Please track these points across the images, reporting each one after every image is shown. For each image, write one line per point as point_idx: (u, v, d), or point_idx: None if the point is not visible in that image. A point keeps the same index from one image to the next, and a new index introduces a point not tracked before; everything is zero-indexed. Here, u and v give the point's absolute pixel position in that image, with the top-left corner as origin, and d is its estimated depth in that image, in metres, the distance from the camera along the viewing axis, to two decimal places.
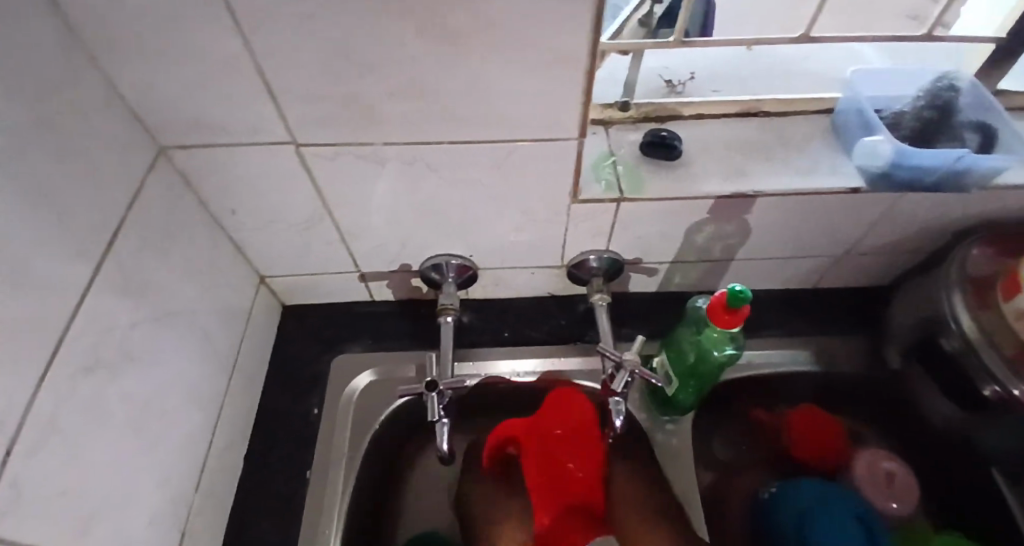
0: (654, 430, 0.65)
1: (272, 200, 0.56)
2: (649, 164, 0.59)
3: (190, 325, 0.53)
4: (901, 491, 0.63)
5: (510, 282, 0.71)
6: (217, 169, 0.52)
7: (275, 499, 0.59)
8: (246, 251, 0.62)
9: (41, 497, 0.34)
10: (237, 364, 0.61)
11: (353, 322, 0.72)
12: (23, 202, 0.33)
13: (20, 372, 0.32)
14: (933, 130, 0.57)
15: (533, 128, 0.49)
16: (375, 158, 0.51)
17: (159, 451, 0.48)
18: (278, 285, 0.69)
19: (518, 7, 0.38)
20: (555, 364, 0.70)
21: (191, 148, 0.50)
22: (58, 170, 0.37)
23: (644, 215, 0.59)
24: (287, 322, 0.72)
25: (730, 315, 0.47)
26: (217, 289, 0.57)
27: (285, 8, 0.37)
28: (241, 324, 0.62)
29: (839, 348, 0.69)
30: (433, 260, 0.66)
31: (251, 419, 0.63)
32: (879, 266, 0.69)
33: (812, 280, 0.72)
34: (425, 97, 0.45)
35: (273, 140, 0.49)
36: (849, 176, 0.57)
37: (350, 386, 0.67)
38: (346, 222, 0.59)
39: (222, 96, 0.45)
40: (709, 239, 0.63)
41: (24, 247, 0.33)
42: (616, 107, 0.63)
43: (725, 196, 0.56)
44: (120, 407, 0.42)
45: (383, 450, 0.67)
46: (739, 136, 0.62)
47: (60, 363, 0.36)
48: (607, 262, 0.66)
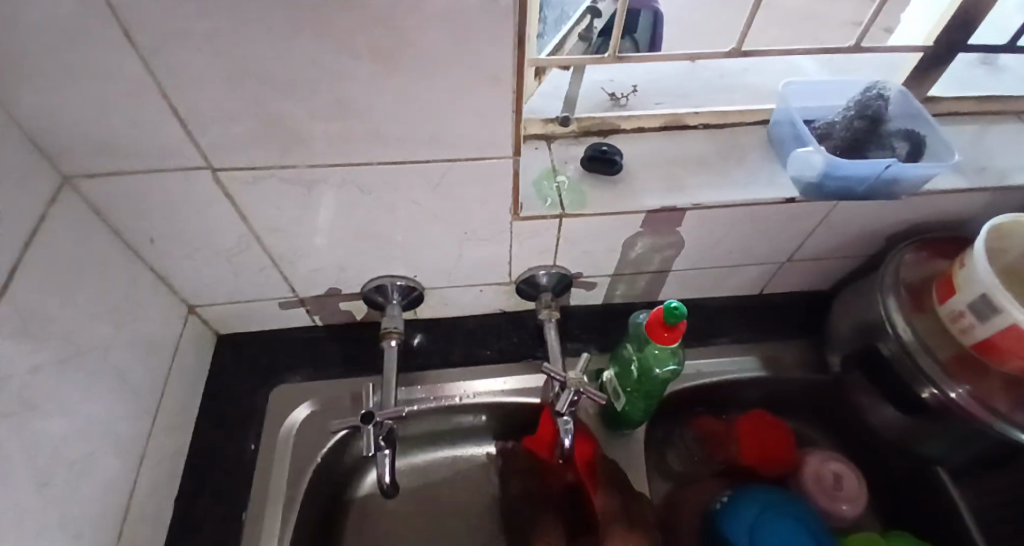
0: (608, 444, 0.65)
1: (195, 228, 0.53)
2: (591, 179, 0.59)
3: (106, 364, 0.49)
4: (850, 494, 0.64)
5: (458, 301, 0.69)
6: (130, 198, 0.49)
7: (209, 545, 0.55)
8: (172, 281, 0.59)
9: None
10: (164, 401, 0.57)
11: (295, 349, 0.69)
12: None
13: None
14: (863, 140, 0.58)
15: (466, 147, 0.48)
16: (302, 181, 0.49)
17: (72, 505, 0.44)
18: (211, 314, 0.65)
19: (438, 25, 0.37)
20: (506, 383, 0.68)
21: (100, 177, 0.46)
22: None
23: (586, 231, 0.58)
24: (223, 352, 0.68)
25: (669, 332, 0.46)
26: (137, 323, 0.54)
27: (186, 29, 0.35)
28: (167, 358, 0.58)
29: (785, 355, 0.70)
30: (376, 282, 0.63)
31: (181, 459, 0.59)
32: (819, 271, 0.70)
33: (757, 288, 0.73)
34: (349, 119, 0.43)
35: (188, 166, 0.46)
36: (784, 187, 0.58)
37: (290, 419, 0.64)
38: (279, 248, 0.57)
39: (127, 123, 0.42)
40: (652, 252, 0.63)
41: None
42: (558, 121, 0.62)
43: (664, 209, 0.56)
44: (25, 460, 0.39)
45: (326, 484, 0.64)
46: (679, 149, 0.62)
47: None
48: (555, 278, 0.66)
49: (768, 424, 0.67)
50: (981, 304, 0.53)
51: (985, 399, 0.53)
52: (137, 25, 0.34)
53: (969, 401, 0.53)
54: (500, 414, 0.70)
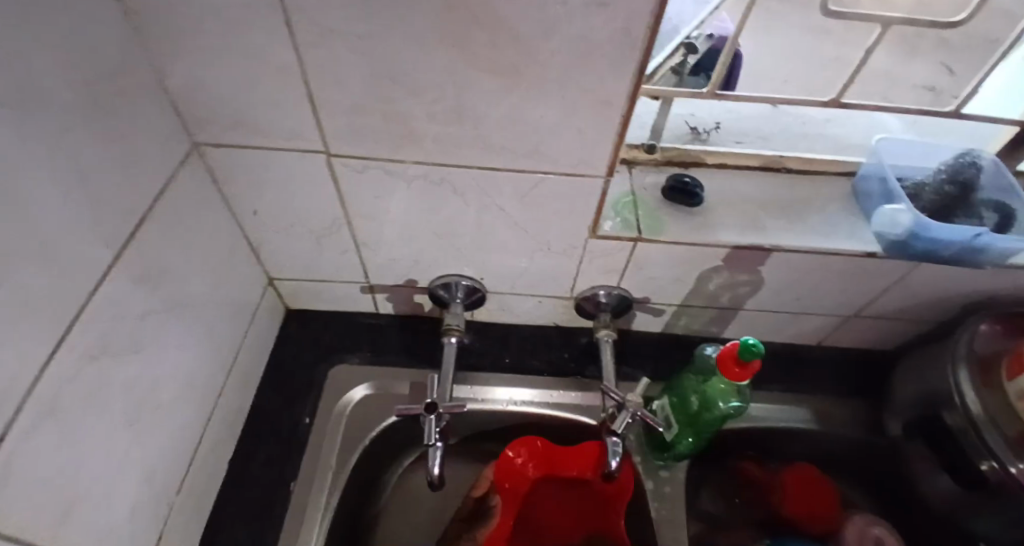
0: (648, 475, 0.64)
1: (294, 206, 0.56)
2: (669, 208, 0.60)
3: (199, 319, 0.52)
4: None
5: (518, 308, 0.71)
6: (245, 169, 0.52)
7: (254, 507, 0.57)
8: (259, 252, 0.62)
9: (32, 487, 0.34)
10: (236, 363, 0.60)
11: (356, 331, 0.72)
12: (57, 186, 0.34)
13: (19, 351, 0.32)
14: (951, 205, 0.58)
15: (562, 163, 0.50)
16: (402, 175, 0.52)
17: (153, 446, 0.47)
18: (286, 288, 0.68)
19: (565, 48, 0.39)
20: (555, 396, 0.69)
21: (224, 147, 0.50)
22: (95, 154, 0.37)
23: (660, 258, 0.59)
24: (289, 325, 0.72)
25: (741, 369, 0.47)
26: (226, 285, 0.57)
27: (343, 24, 0.38)
28: (245, 322, 0.62)
29: (838, 410, 0.69)
30: (445, 279, 0.66)
31: (241, 420, 0.62)
32: (884, 331, 0.69)
33: (816, 338, 0.72)
34: (463, 123, 0.46)
35: (305, 148, 0.49)
36: (864, 241, 0.58)
37: (345, 397, 0.66)
38: (363, 234, 0.60)
39: (263, 102, 0.45)
40: (719, 287, 0.63)
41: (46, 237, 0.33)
42: (643, 148, 0.63)
43: (743, 247, 0.56)
44: (120, 397, 0.42)
45: (372, 466, 0.66)
46: (761, 190, 0.63)
47: (68, 348, 0.36)
48: (616, 299, 0.67)
49: (813, 478, 0.66)
50: None
51: None
52: (299, 15, 0.37)
53: None
54: (542, 426, 0.70)
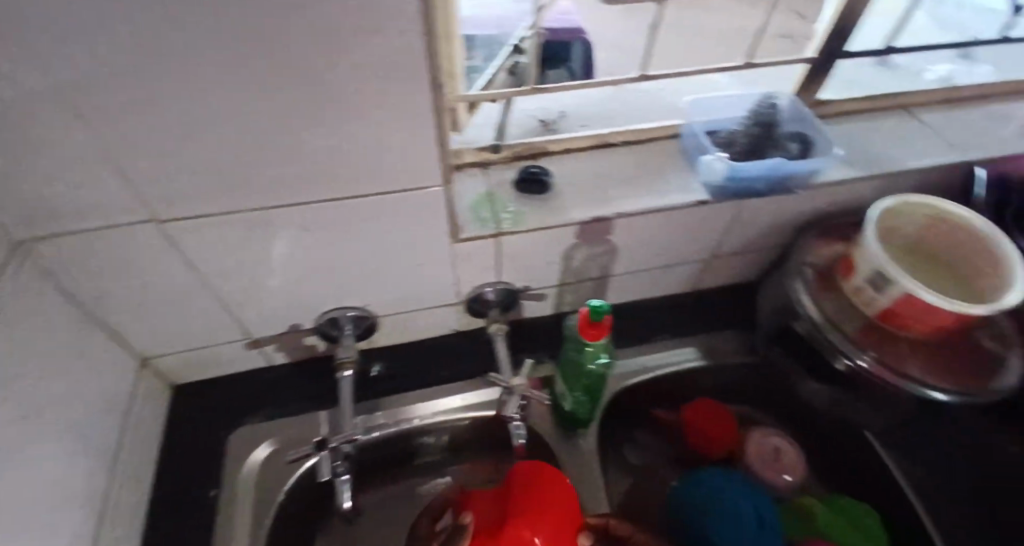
0: (563, 449, 0.67)
1: (144, 279, 0.55)
2: (522, 199, 0.63)
3: (63, 419, 0.50)
4: (790, 464, 0.69)
5: (413, 325, 0.72)
6: (75, 255, 0.50)
7: None
8: (122, 334, 0.60)
9: None
10: (121, 454, 0.57)
11: (254, 389, 0.70)
12: None
13: None
14: (759, 144, 0.64)
15: (398, 179, 0.51)
16: (244, 224, 0.52)
17: None
18: (167, 364, 0.66)
19: (356, 75, 0.41)
20: (463, 399, 0.71)
21: (44, 238, 0.48)
22: None
23: (523, 246, 0.62)
24: (182, 400, 0.69)
25: (596, 329, 0.51)
26: (90, 377, 0.54)
27: (123, 93, 0.38)
28: (122, 410, 0.59)
29: (722, 344, 0.76)
30: (329, 315, 0.66)
31: (144, 509, 0.59)
32: (743, 265, 0.77)
33: (693, 285, 0.79)
34: (287, 162, 0.47)
35: (133, 219, 0.48)
36: (696, 191, 0.64)
37: (250, 459, 0.65)
38: (228, 291, 0.59)
39: (69, 184, 0.44)
40: (585, 260, 0.68)
41: None
42: (490, 148, 0.66)
43: (593, 220, 0.61)
44: None
45: (295, 517, 0.65)
46: (604, 164, 0.68)
47: None
48: (501, 294, 0.70)
49: (713, 409, 0.71)
50: (875, 277, 0.58)
51: (892, 364, 0.58)
52: (73, 92, 0.37)
53: (878, 366, 0.59)
54: (460, 430, 0.72)
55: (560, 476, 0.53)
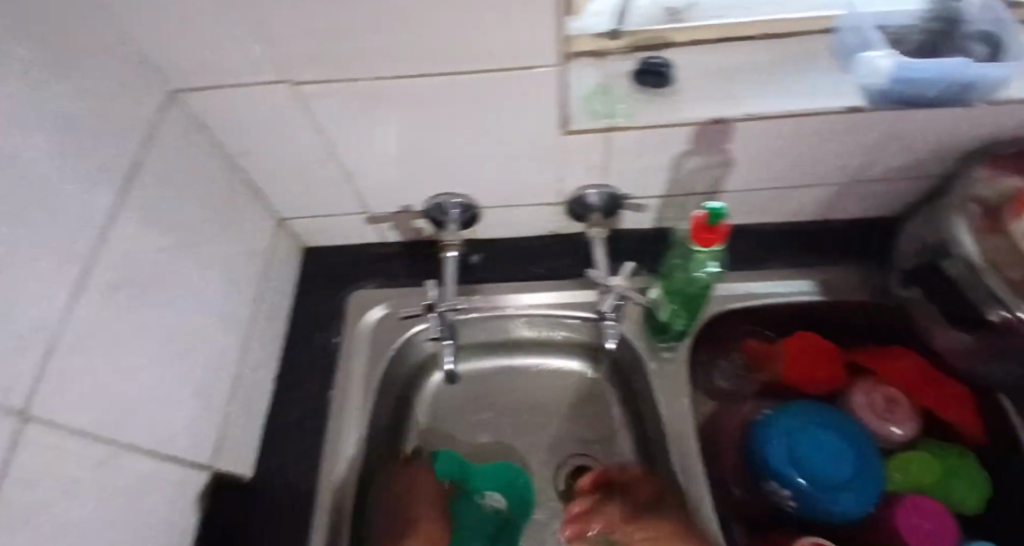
0: (652, 358, 0.67)
1: (283, 142, 0.60)
2: (641, 93, 0.58)
3: (217, 257, 0.58)
4: (901, 416, 0.64)
5: (512, 221, 0.74)
6: (223, 111, 0.55)
7: (299, 418, 0.66)
8: (262, 194, 0.67)
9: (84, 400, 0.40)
10: (262, 297, 0.67)
11: (366, 261, 0.77)
12: None
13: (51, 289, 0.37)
14: (935, 43, 0.58)
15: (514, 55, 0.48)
16: (365, 95, 0.53)
17: (194, 368, 0.53)
18: (297, 227, 0.74)
19: None
20: (556, 297, 0.73)
21: (202, 91, 0.53)
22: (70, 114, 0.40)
23: (636, 145, 0.59)
24: (307, 262, 0.77)
25: (710, 234, 0.47)
26: (239, 226, 0.63)
27: None
28: (263, 261, 0.68)
29: (842, 278, 0.70)
30: (436, 200, 0.69)
31: (279, 343, 0.70)
32: (884, 194, 0.68)
33: (819, 213, 0.72)
34: (407, 31, 0.46)
35: (272, 80, 0.52)
36: (848, 97, 0.56)
37: (365, 317, 0.72)
38: (350, 161, 0.63)
39: (220, 39, 0.47)
40: (700, 169, 0.63)
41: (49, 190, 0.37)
42: (609, 35, 0.61)
43: (721, 121, 0.55)
44: (154, 323, 0.48)
45: (398, 375, 0.74)
46: (740, 59, 0.61)
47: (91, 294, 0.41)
48: (604, 199, 0.68)
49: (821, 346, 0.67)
50: None
51: None
52: None
53: None
54: (549, 325, 0.75)
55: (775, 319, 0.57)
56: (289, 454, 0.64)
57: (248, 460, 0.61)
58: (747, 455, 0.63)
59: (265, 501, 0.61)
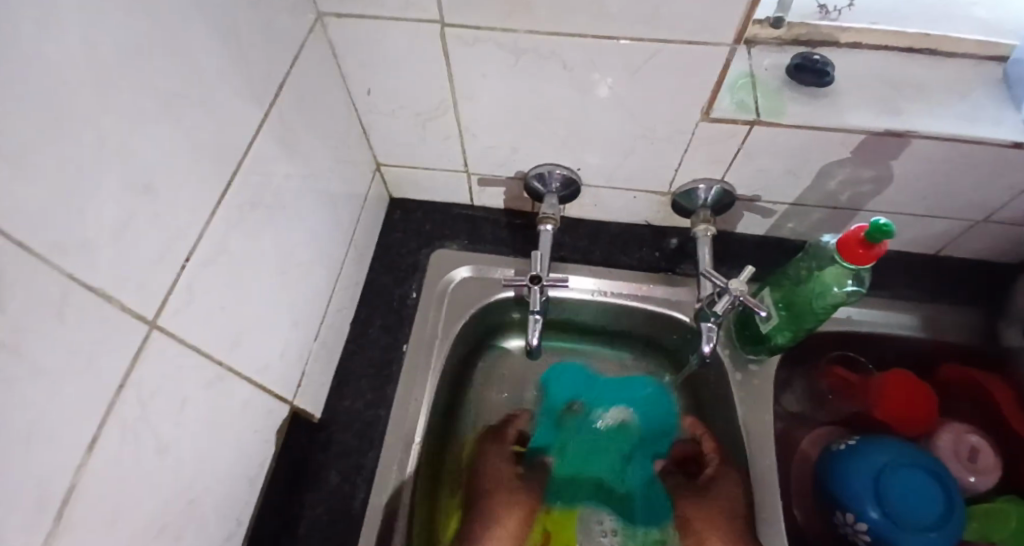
0: (736, 368, 0.66)
1: (407, 85, 0.58)
2: (792, 90, 0.55)
3: (324, 192, 0.57)
4: (985, 466, 0.61)
5: (611, 204, 0.71)
6: (360, 42, 0.53)
7: (372, 366, 0.64)
8: (369, 135, 0.65)
9: (207, 311, 0.39)
10: (354, 240, 0.66)
11: (453, 221, 0.75)
12: (215, 35, 0.37)
13: (197, 191, 0.37)
14: None
15: (686, 29, 0.46)
16: (512, 48, 0.51)
17: (294, 298, 0.53)
18: (391, 175, 0.72)
19: None
20: (645, 288, 0.71)
21: (346, 18, 0.51)
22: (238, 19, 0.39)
23: (775, 144, 0.56)
24: (393, 212, 0.76)
25: (864, 251, 0.45)
26: (345, 163, 0.61)
27: None
28: (359, 202, 0.66)
29: (946, 319, 0.67)
30: (540, 169, 0.66)
31: (360, 289, 0.69)
32: (1010, 239, 0.65)
33: (934, 247, 0.69)
34: None
35: (422, 18, 0.49)
36: (1012, 130, 0.52)
37: (448, 276, 0.71)
38: (467, 115, 0.61)
39: None
40: (841, 184, 0.61)
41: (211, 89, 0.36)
42: (768, 23, 0.57)
43: (888, 134, 0.52)
44: (270, 245, 0.47)
45: (468, 341, 0.73)
46: (900, 72, 0.57)
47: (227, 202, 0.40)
48: (716, 195, 0.65)
49: (912, 384, 0.65)
50: None
51: None
52: None
53: None
54: (631, 316, 0.73)
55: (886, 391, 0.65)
56: (360, 399, 0.62)
57: (321, 399, 0.60)
58: (819, 481, 0.63)
59: (333, 442, 0.60)
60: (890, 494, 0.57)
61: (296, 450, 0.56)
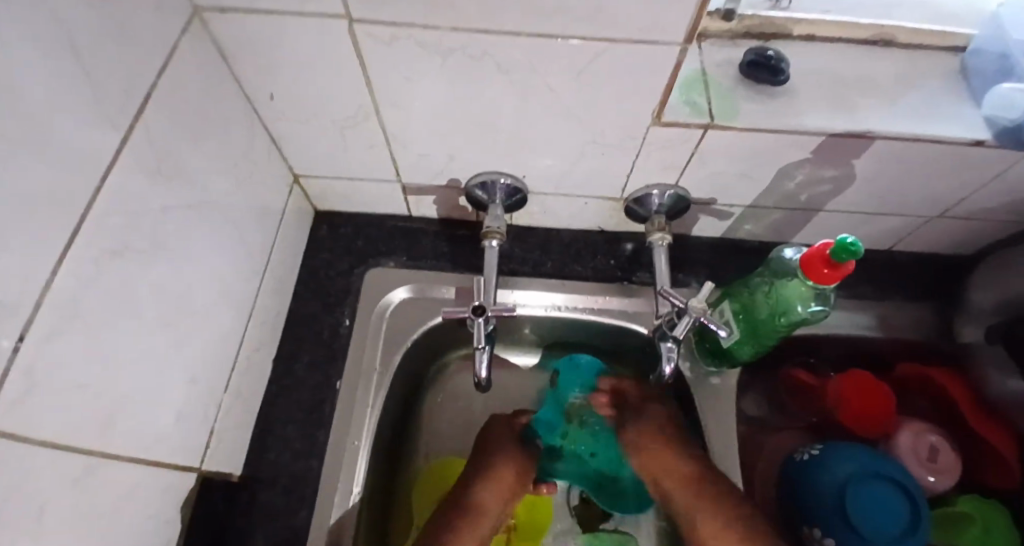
0: (697, 381, 0.63)
1: (318, 89, 0.50)
2: (747, 89, 0.51)
3: (224, 219, 0.48)
4: (945, 467, 0.61)
5: (561, 211, 0.66)
6: (253, 41, 0.45)
7: (300, 409, 0.58)
8: (281, 145, 0.57)
9: (63, 395, 0.31)
10: (270, 267, 0.58)
11: (389, 235, 0.68)
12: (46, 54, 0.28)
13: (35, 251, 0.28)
14: None
15: (634, 27, 0.40)
16: (436, 47, 0.44)
17: (190, 350, 0.45)
18: (313, 188, 0.64)
19: None
20: (602, 301, 0.66)
21: (231, 14, 0.42)
22: (77, 23, 0.30)
23: (731, 148, 0.51)
24: (320, 227, 0.68)
25: (830, 270, 0.42)
26: (251, 182, 0.53)
27: None
28: (275, 223, 0.58)
29: (903, 317, 0.66)
30: (481, 178, 0.60)
31: (283, 321, 0.61)
32: (963, 233, 0.64)
33: (888, 243, 0.67)
34: None
35: (324, 13, 0.41)
36: (974, 127, 0.50)
37: (385, 300, 0.64)
38: (393, 121, 0.53)
39: None
40: (800, 185, 0.57)
41: (33, 119, 0.27)
42: (718, 15, 0.53)
43: (847, 135, 0.48)
44: (148, 296, 0.39)
45: (412, 367, 0.67)
46: (856, 66, 0.54)
47: (81, 254, 0.32)
48: (671, 199, 0.61)
49: (869, 383, 0.62)
50: None
51: None
52: None
53: None
54: (586, 330, 0.69)
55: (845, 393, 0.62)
56: (286, 449, 0.55)
57: (240, 455, 0.54)
58: (783, 490, 0.61)
59: (256, 501, 0.53)
60: (857, 512, 0.55)
61: (210, 520, 0.49)
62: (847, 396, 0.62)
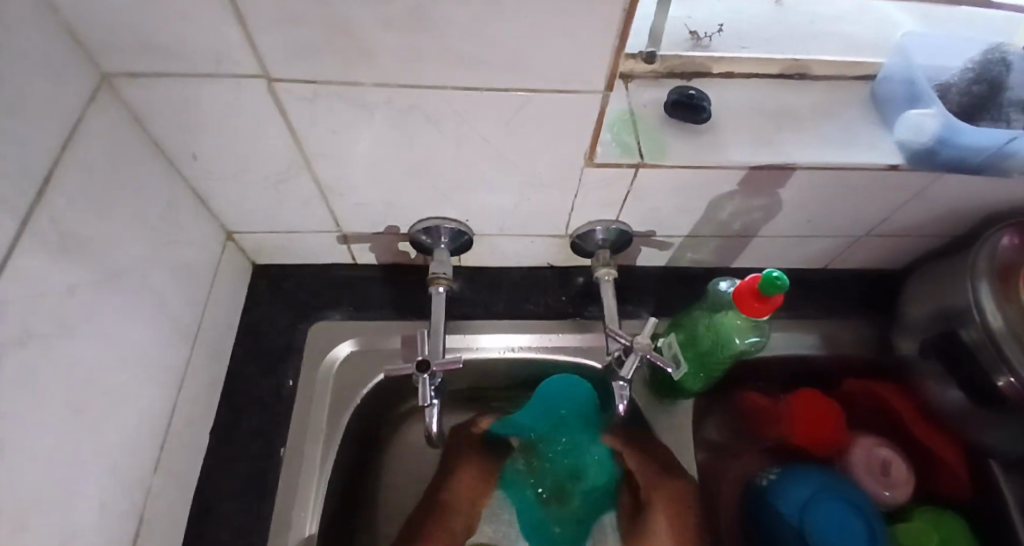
0: (653, 413, 0.63)
1: (244, 147, 0.49)
2: (673, 126, 0.52)
3: (145, 289, 0.46)
4: (898, 480, 0.61)
5: (506, 251, 0.66)
6: (169, 105, 0.44)
7: (240, 482, 0.54)
8: (210, 204, 0.55)
9: None
10: (202, 331, 0.55)
11: (334, 286, 0.66)
12: None
13: None
14: (978, 107, 0.56)
15: (553, 78, 0.41)
16: (361, 103, 0.43)
17: (110, 433, 0.42)
18: (249, 244, 0.62)
19: None
20: (553, 340, 0.66)
21: (143, 78, 0.41)
22: None
23: (662, 184, 0.53)
24: (259, 284, 0.66)
25: (760, 303, 0.42)
26: (177, 244, 0.51)
27: None
28: (206, 284, 0.56)
29: (845, 334, 0.68)
30: (425, 224, 0.59)
31: (219, 387, 0.58)
32: (892, 248, 0.66)
33: (824, 261, 0.70)
34: (428, 33, 0.37)
35: (239, 73, 0.40)
36: (887, 152, 0.53)
37: (330, 356, 0.62)
38: (326, 175, 0.52)
39: (178, 14, 0.35)
40: (732, 215, 0.59)
41: None
42: (641, 58, 0.55)
43: (769, 167, 0.50)
44: (58, 385, 0.36)
45: (363, 424, 0.64)
46: (773, 100, 0.56)
47: None
48: (614, 235, 0.61)
49: (817, 403, 0.63)
50: None
51: None
52: None
53: None
54: (540, 369, 0.68)
55: (795, 416, 0.63)
56: (227, 528, 0.52)
57: (174, 543, 0.50)
58: (753, 523, 0.61)
59: None
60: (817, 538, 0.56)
61: None
62: (796, 418, 0.63)
